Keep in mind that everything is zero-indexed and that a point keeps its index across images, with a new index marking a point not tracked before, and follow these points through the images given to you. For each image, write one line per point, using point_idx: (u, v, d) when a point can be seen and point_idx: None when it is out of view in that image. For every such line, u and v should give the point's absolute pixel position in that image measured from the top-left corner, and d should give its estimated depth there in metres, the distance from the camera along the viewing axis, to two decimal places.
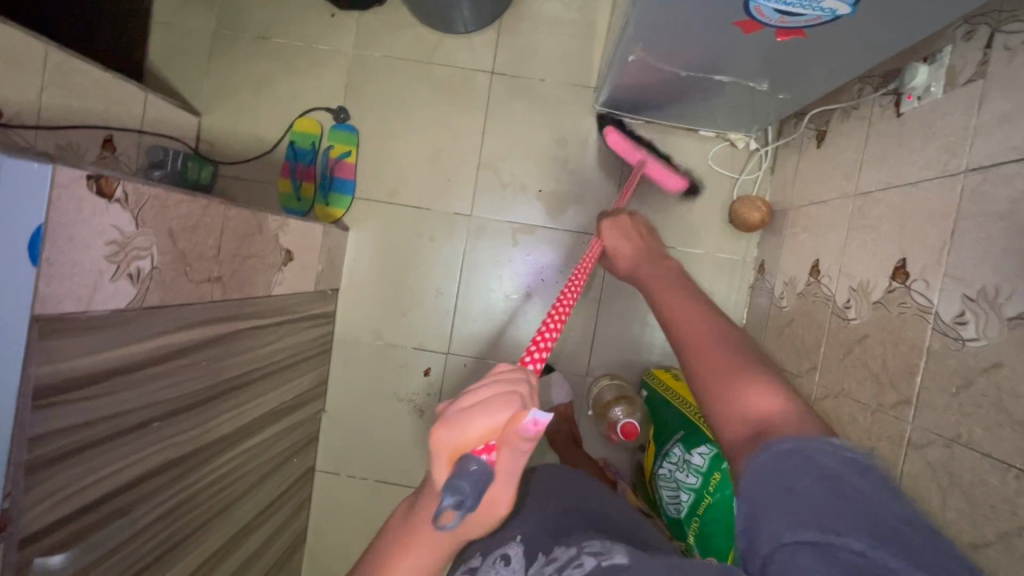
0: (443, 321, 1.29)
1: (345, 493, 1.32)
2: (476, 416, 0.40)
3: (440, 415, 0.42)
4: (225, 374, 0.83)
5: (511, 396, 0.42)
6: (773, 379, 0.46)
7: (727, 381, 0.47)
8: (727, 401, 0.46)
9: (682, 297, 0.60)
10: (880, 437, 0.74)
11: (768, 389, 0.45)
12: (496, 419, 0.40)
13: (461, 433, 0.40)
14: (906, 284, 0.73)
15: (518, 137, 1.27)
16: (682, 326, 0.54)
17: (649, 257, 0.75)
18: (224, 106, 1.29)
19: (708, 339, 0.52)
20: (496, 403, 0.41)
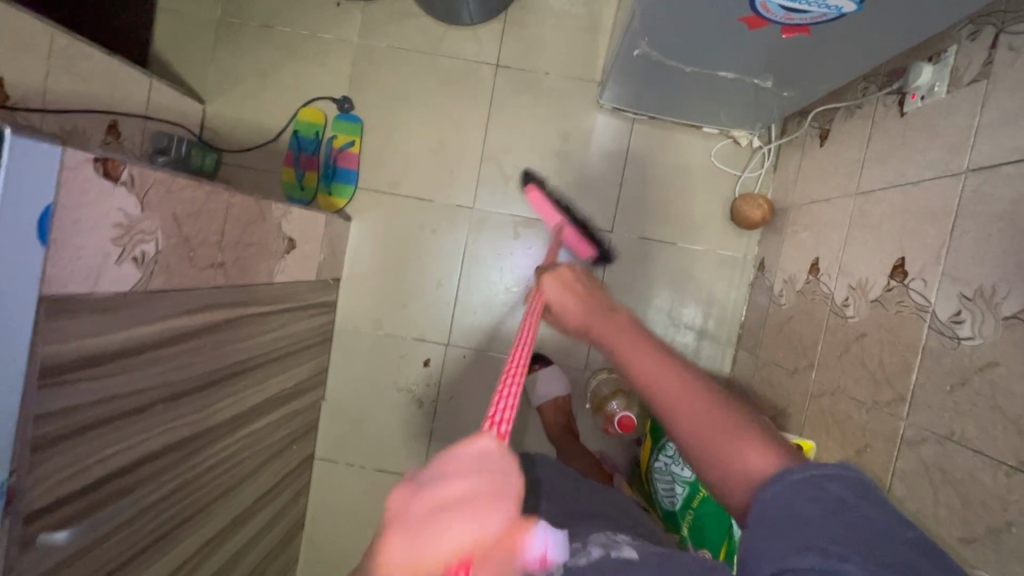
0: (444, 312, 1.29)
1: (344, 481, 1.33)
2: (454, 524, 0.28)
3: (396, 516, 0.29)
4: (227, 360, 0.83)
5: (504, 499, 0.29)
6: (763, 436, 0.43)
7: (721, 450, 0.43)
8: (727, 474, 0.42)
9: (633, 338, 0.51)
10: (874, 433, 0.74)
11: (762, 450, 0.42)
12: (480, 535, 0.28)
13: (429, 548, 0.28)
14: (904, 283, 0.74)
15: (521, 130, 1.27)
16: (650, 381, 0.47)
17: (578, 286, 0.61)
18: (228, 94, 1.29)
19: (685, 398, 0.45)
20: (481, 508, 0.29)
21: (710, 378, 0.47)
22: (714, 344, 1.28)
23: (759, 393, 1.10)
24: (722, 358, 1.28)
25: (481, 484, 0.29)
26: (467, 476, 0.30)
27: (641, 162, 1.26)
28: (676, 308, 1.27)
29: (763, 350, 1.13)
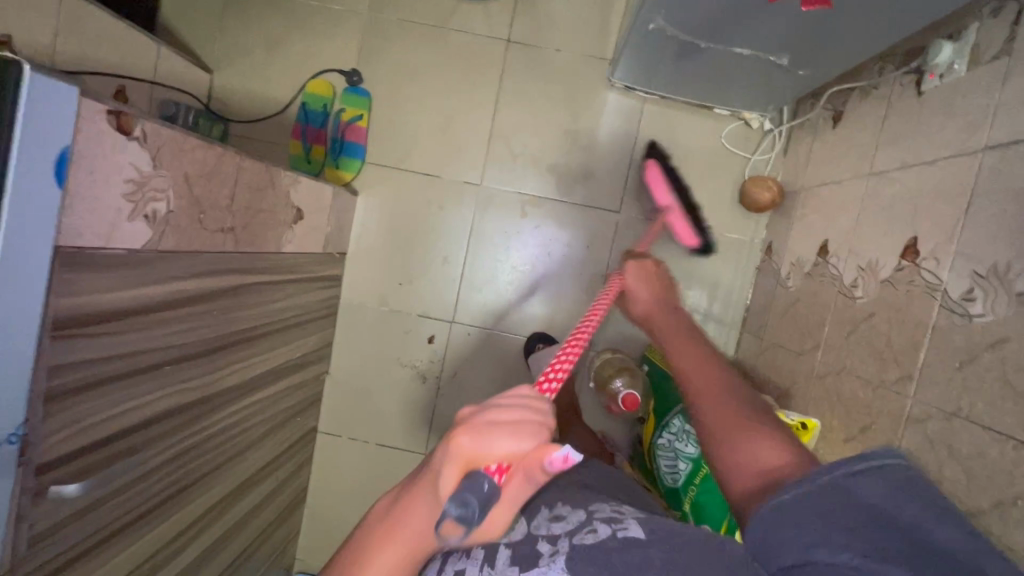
0: (449, 289, 1.29)
1: (347, 454, 1.34)
2: (499, 436, 0.43)
3: (465, 421, 0.45)
4: (234, 326, 0.83)
5: (533, 430, 0.44)
6: (780, 433, 0.46)
7: (735, 437, 0.47)
8: (736, 456, 0.46)
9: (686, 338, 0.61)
10: (879, 412, 0.75)
11: (777, 444, 0.45)
12: (516, 447, 0.43)
13: (482, 450, 0.43)
14: (916, 263, 0.74)
15: (530, 107, 1.26)
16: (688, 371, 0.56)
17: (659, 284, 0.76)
18: (236, 64, 1.28)
19: (715, 388, 0.53)
20: (520, 434, 0.43)
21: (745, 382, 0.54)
22: (719, 327, 1.28)
23: (763, 375, 1.11)
24: (726, 341, 1.28)
25: (521, 414, 0.44)
26: (516, 410, 0.45)
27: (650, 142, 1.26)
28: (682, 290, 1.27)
29: (768, 332, 1.13)
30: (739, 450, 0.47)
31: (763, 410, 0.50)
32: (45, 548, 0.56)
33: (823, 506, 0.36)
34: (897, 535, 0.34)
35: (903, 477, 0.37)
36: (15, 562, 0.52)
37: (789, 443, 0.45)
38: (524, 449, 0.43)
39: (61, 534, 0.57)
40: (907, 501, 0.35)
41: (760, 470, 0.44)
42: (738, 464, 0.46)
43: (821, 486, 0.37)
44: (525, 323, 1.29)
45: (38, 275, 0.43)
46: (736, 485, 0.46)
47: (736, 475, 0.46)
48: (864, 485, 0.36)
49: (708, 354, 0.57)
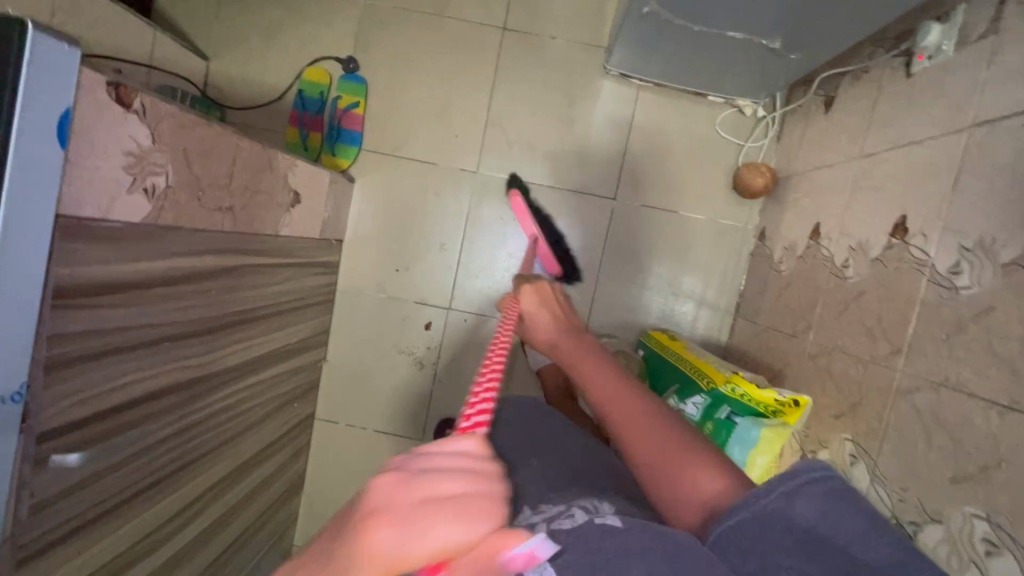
0: (446, 275, 1.30)
1: (344, 441, 1.34)
2: (439, 524, 0.30)
3: (373, 503, 0.30)
4: (232, 306, 0.84)
5: (479, 510, 0.31)
6: (712, 455, 0.47)
7: (670, 469, 0.47)
8: (675, 488, 0.47)
9: (596, 363, 0.60)
10: (869, 386, 0.76)
11: (710, 468, 0.46)
12: (457, 539, 0.30)
13: (407, 550, 0.29)
14: (905, 240, 0.75)
15: (526, 95, 1.27)
16: (607, 401, 0.55)
17: (556, 305, 0.75)
18: (232, 52, 1.28)
19: (636, 416, 0.52)
20: (463, 518, 0.30)
21: (662, 402, 0.54)
22: (713, 313, 1.29)
23: (756, 358, 1.12)
24: (720, 327, 1.29)
25: (472, 492, 0.31)
26: (453, 479, 0.31)
27: (645, 129, 1.27)
28: (676, 276, 1.29)
29: (762, 316, 1.14)
30: (675, 481, 0.47)
31: (688, 431, 0.50)
32: (45, 517, 0.56)
33: (770, 528, 0.41)
34: (834, 557, 0.39)
35: (840, 493, 0.42)
36: (17, 529, 0.53)
37: (718, 462, 0.47)
38: (476, 542, 0.30)
39: (63, 503, 0.58)
40: (844, 518, 0.41)
41: (701, 499, 0.45)
42: (682, 498, 0.46)
43: (763, 511, 0.41)
44: None
45: (40, 234, 0.43)
46: (682, 519, 0.46)
47: (681, 510, 0.46)
48: (803, 511, 0.41)
49: (620, 378, 0.57)
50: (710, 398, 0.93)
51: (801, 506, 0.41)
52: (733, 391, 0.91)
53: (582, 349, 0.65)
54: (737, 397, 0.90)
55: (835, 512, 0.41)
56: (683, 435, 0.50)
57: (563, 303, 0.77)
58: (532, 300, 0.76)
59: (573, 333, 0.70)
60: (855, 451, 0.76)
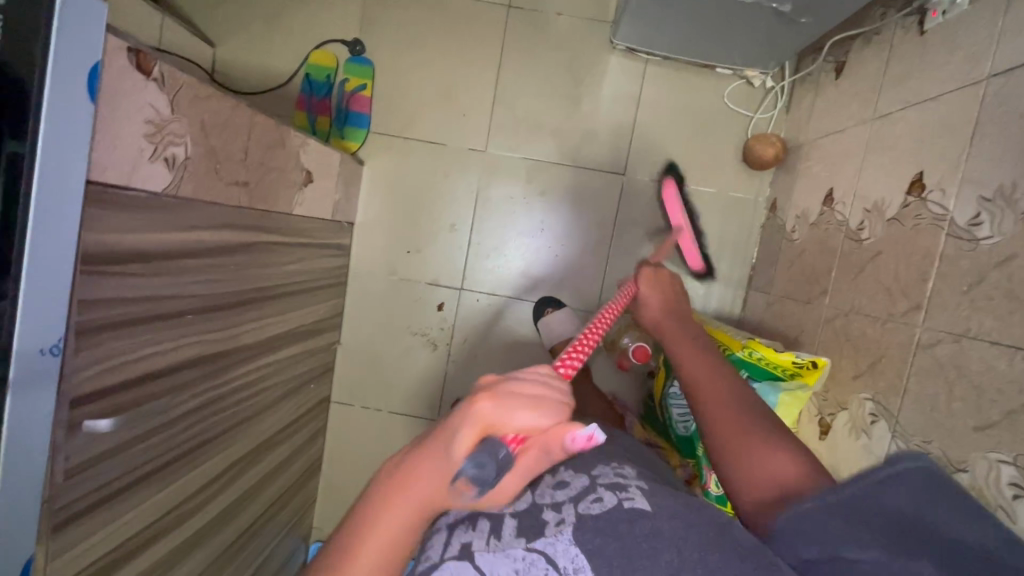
0: (457, 256, 1.30)
1: (360, 423, 1.35)
2: (523, 412, 0.45)
3: (484, 389, 0.46)
4: (249, 283, 0.84)
5: (550, 407, 0.46)
6: (791, 444, 0.52)
7: (747, 452, 0.53)
8: (749, 471, 0.52)
9: (697, 351, 0.67)
10: (888, 345, 0.76)
11: (788, 455, 0.51)
12: (535, 422, 0.45)
13: (504, 419, 0.44)
14: (922, 196, 0.75)
15: (532, 73, 1.27)
16: (699, 388, 0.62)
17: (660, 286, 0.85)
18: (238, 37, 1.28)
19: (725, 403, 0.59)
20: (539, 408, 0.45)
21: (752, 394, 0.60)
22: (726, 287, 1.29)
23: (771, 328, 1.12)
24: (733, 300, 1.29)
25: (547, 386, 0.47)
26: (532, 390, 0.46)
27: (654, 104, 1.26)
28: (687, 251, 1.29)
29: (776, 286, 1.14)
30: (756, 466, 0.52)
31: (771, 422, 0.56)
32: (82, 482, 0.57)
33: (853, 511, 0.42)
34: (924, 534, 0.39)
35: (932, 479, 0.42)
36: (52, 492, 0.54)
37: (802, 460, 0.51)
38: (547, 425, 0.45)
39: (94, 470, 0.59)
40: (935, 502, 0.41)
41: (780, 486, 0.50)
42: (753, 477, 0.52)
43: (846, 496, 0.43)
44: (533, 288, 1.30)
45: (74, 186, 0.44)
46: (751, 499, 0.51)
47: (754, 491, 0.51)
48: (891, 494, 0.42)
49: (717, 370, 0.63)
50: (728, 364, 0.92)
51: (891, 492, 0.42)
52: (751, 356, 0.90)
53: (687, 338, 0.71)
54: (755, 361, 0.89)
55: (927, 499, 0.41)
56: (775, 434, 0.54)
57: (673, 286, 0.87)
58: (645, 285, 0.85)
59: (677, 322, 0.77)
60: (876, 410, 0.76)
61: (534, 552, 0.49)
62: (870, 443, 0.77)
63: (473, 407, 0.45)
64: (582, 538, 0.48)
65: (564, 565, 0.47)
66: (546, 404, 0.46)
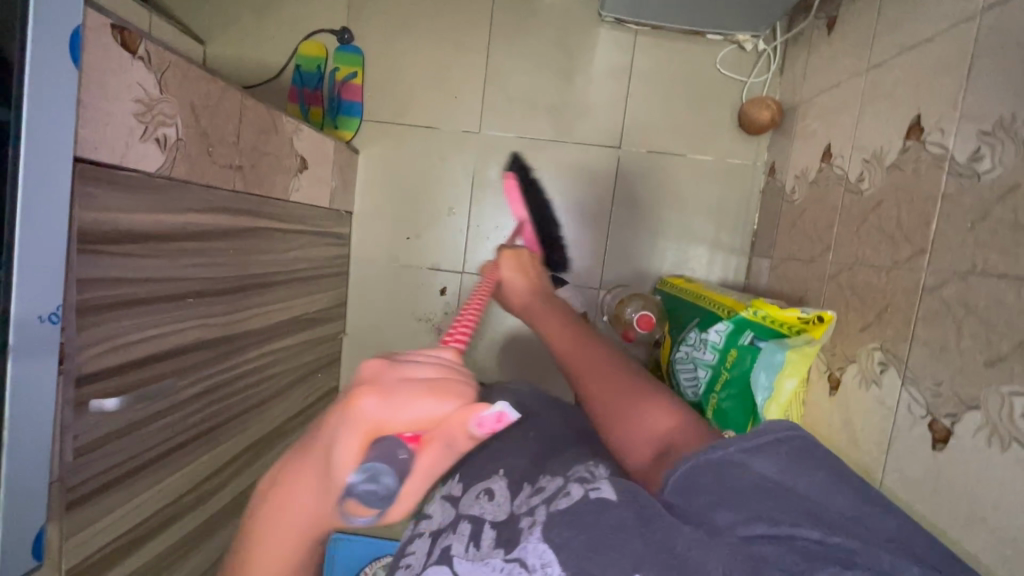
0: (457, 239, 1.30)
1: None
2: (417, 402, 0.36)
3: (365, 382, 0.38)
4: (249, 269, 0.84)
5: (453, 394, 0.37)
6: (664, 399, 0.55)
7: (628, 412, 0.55)
8: (631, 432, 0.54)
9: (564, 326, 0.69)
10: (894, 293, 0.75)
11: (661, 410, 0.54)
12: (432, 412, 0.37)
13: (390, 415, 0.36)
14: (921, 140, 0.73)
15: (521, 51, 1.26)
16: (575, 358, 0.63)
17: (531, 269, 0.83)
18: (228, 33, 1.28)
19: (598, 368, 0.60)
20: (437, 396, 0.37)
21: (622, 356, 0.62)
22: (727, 255, 1.28)
23: (776, 291, 1.11)
24: (736, 268, 1.28)
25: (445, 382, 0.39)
26: (427, 375, 0.39)
27: (646, 75, 1.26)
28: (687, 222, 1.28)
29: (779, 249, 1.13)
30: (633, 428, 0.54)
31: (641, 378, 0.59)
32: (91, 463, 0.58)
33: (743, 480, 0.44)
34: (802, 501, 0.43)
35: (791, 444, 0.46)
36: (61, 473, 0.54)
37: (672, 409, 0.54)
38: (446, 413, 0.37)
39: (104, 450, 0.59)
40: (802, 467, 0.45)
41: (658, 440, 0.52)
42: (636, 436, 0.54)
43: (731, 467, 0.45)
44: None
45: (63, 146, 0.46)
46: (635, 457, 0.53)
47: (637, 451, 0.53)
48: (763, 461, 0.45)
49: (585, 339, 0.65)
50: (732, 324, 0.92)
51: (762, 461, 0.45)
52: (755, 315, 0.90)
53: (552, 315, 0.72)
54: (759, 319, 0.90)
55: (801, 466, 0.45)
56: (648, 388, 0.57)
57: (536, 267, 0.85)
58: (512, 267, 0.83)
59: (544, 298, 0.77)
60: (885, 358, 0.75)
61: (512, 561, 0.48)
62: (880, 393, 0.75)
63: (353, 407, 0.36)
64: (551, 532, 0.47)
65: (533, 562, 0.46)
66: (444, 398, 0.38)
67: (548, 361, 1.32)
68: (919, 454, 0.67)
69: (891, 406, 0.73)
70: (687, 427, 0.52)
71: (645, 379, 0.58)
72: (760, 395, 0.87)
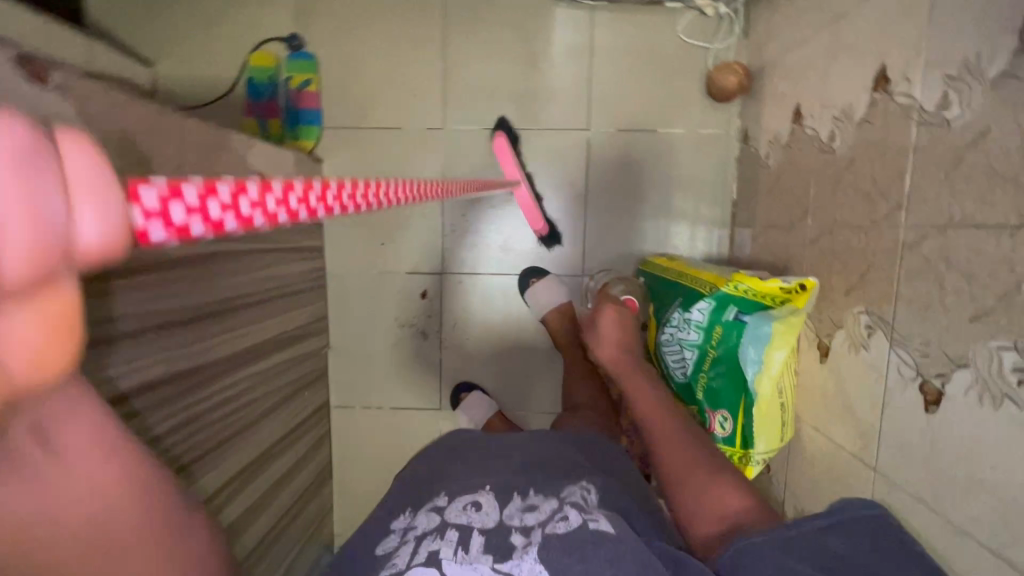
0: (433, 240, 1.27)
1: (365, 424, 1.34)
2: None
3: None
4: (214, 295, 0.85)
5: None
6: (735, 487, 0.74)
7: (701, 492, 0.74)
8: (700, 510, 0.73)
9: (658, 407, 0.87)
10: (875, 252, 0.72)
11: (734, 497, 0.73)
12: None
13: None
14: (888, 91, 0.70)
15: (477, 40, 1.22)
16: (659, 440, 0.82)
17: (627, 334, 1.00)
18: (175, 52, 1.24)
19: (679, 452, 0.80)
20: None
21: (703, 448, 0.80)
22: (708, 229, 1.26)
23: (760, 260, 1.09)
24: (719, 241, 1.26)
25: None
26: None
27: (608, 51, 1.22)
28: (665, 199, 1.25)
29: (759, 218, 1.10)
30: (703, 501, 0.74)
31: (715, 468, 0.77)
32: None
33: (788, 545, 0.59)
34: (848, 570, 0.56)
35: (868, 526, 0.61)
36: None
37: (743, 498, 0.72)
38: None
39: None
40: (870, 545, 0.59)
41: (727, 518, 0.71)
42: (704, 514, 0.73)
43: (789, 536, 0.60)
44: (515, 260, 1.28)
45: None
46: (700, 529, 0.72)
47: (703, 525, 0.72)
48: (832, 538, 0.60)
49: (673, 426, 0.84)
50: (715, 301, 0.89)
51: (831, 540, 0.60)
52: (737, 290, 0.87)
53: (646, 396, 0.89)
54: (742, 294, 0.87)
55: (860, 539, 0.60)
56: (720, 479, 0.75)
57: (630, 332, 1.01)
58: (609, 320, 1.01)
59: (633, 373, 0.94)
60: (871, 322, 0.73)
61: None
62: (870, 358, 0.73)
63: None
64: (547, 557, 0.57)
65: None
66: (68, 140, 0.23)
67: (538, 354, 1.30)
68: (913, 417, 0.65)
69: (880, 370, 0.71)
70: (750, 514, 0.71)
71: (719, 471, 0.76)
72: (750, 371, 0.86)
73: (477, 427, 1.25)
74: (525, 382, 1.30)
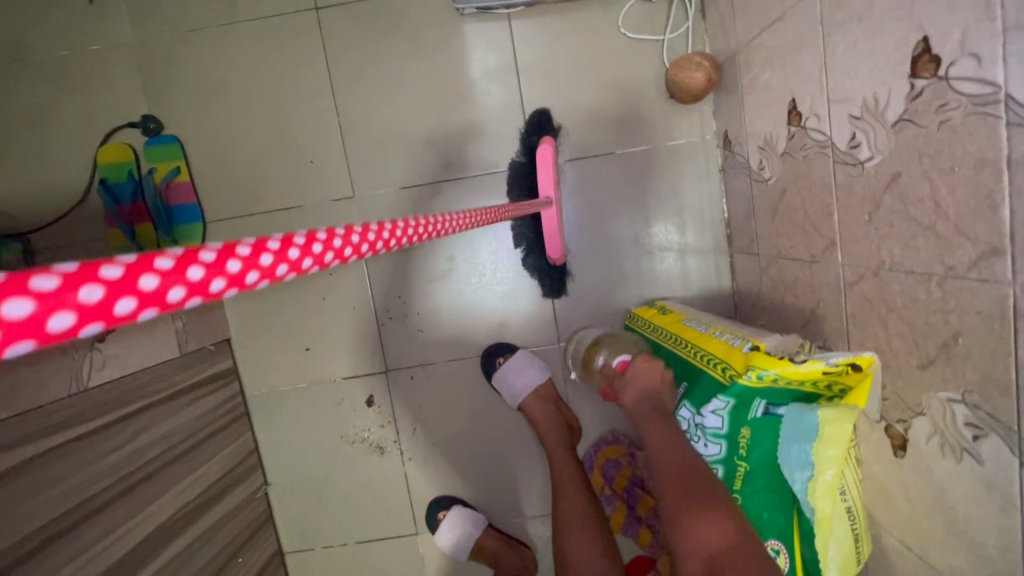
0: (368, 332, 1.03)
1: (328, 568, 1.08)
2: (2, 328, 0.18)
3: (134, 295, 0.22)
4: (14, 535, 0.59)
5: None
6: (737, 520, 0.55)
7: (689, 517, 0.56)
8: (684, 541, 0.55)
9: (668, 431, 0.66)
10: (963, 313, 0.48)
11: (728, 532, 0.54)
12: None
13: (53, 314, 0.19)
14: (938, 75, 0.46)
15: (373, 81, 0.98)
16: (659, 464, 0.63)
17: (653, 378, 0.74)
18: (8, 160, 1.01)
19: (675, 474, 0.60)
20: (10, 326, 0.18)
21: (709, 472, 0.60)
22: (702, 259, 1.01)
23: (776, 299, 0.84)
24: (718, 270, 1.01)
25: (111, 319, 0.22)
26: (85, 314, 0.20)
27: (538, 65, 0.98)
28: (644, 230, 1.01)
29: (764, 245, 0.86)
30: (689, 533, 0.55)
31: (717, 496, 0.57)
32: None
33: None
34: None
35: None
36: None
37: (739, 531, 0.54)
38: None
39: None
40: None
41: (705, 555, 0.53)
42: (690, 546, 0.54)
43: None
44: (473, 336, 1.03)
45: None
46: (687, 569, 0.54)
47: (688, 563, 0.54)
48: None
49: (682, 450, 0.63)
50: (734, 397, 0.64)
51: None
52: (761, 379, 0.62)
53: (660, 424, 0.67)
54: (770, 383, 0.61)
55: None
56: (720, 505, 0.56)
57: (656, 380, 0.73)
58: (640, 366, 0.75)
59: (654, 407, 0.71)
60: (974, 419, 0.48)
61: None
62: (983, 471, 0.48)
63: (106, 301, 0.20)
64: None
65: None
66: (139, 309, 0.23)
67: (523, 447, 1.05)
68: None
69: (1010, 496, 0.46)
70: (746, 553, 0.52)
71: (723, 500, 0.57)
72: (796, 481, 0.62)
73: (462, 554, 1.00)
74: (514, 482, 1.06)
